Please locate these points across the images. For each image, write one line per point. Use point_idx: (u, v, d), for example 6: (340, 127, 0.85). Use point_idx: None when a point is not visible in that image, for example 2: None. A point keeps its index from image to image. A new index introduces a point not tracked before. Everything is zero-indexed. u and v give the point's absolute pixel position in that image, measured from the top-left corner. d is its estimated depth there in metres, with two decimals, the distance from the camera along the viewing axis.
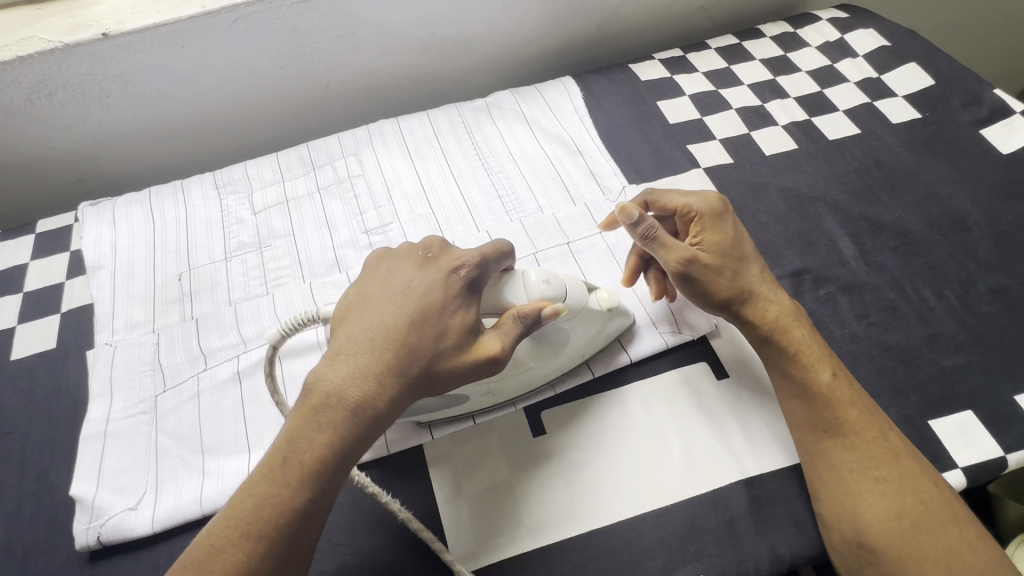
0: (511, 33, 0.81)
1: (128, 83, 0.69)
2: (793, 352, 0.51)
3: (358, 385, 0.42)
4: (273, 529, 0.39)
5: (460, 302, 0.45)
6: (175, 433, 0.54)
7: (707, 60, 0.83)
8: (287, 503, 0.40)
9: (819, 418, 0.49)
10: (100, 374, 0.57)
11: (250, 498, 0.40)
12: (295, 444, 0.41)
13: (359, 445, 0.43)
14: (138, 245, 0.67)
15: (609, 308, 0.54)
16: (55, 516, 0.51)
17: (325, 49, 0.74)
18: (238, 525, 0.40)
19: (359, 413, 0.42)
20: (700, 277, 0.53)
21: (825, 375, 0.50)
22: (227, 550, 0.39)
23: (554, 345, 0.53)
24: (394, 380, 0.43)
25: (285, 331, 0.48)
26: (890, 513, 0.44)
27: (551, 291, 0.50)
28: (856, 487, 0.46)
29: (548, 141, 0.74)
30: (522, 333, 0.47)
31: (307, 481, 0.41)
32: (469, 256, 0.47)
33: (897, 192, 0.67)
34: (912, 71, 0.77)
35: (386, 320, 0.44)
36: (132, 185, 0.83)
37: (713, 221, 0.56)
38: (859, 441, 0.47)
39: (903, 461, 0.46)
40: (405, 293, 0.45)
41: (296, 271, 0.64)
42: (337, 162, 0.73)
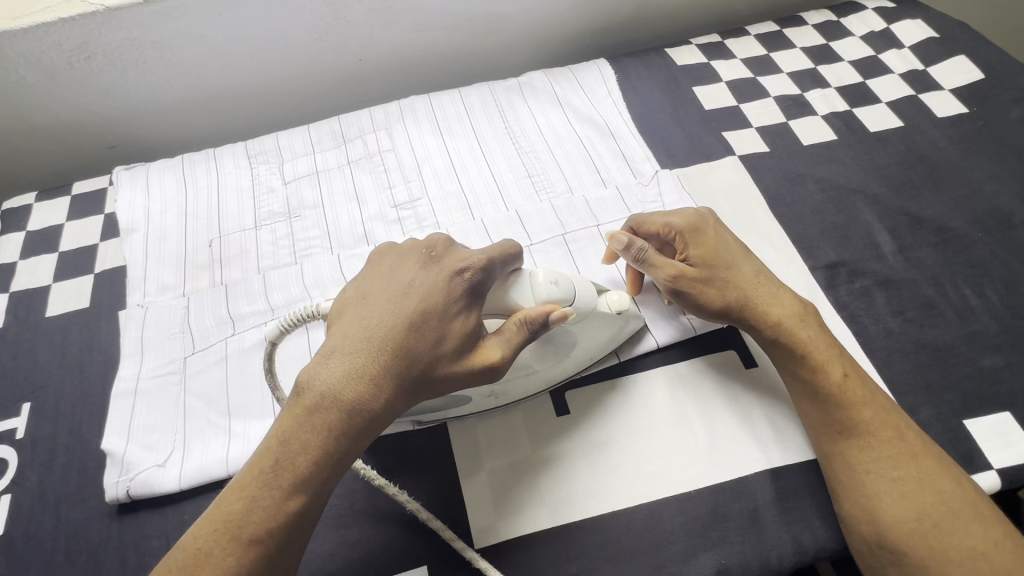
0: (547, 13, 0.80)
1: (165, 50, 0.69)
2: (800, 353, 0.50)
3: (355, 386, 0.41)
4: (262, 534, 0.38)
5: (460, 305, 0.44)
6: (203, 395, 0.54)
7: (746, 47, 0.81)
8: (276, 509, 0.38)
9: (833, 420, 0.48)
10: (132, 334, 0.58)
11: (240, 501, 0.39)
12: (288, 447, 0.40)
13: (353, 449, 0.41)
14: (171, 211, 0.68)
15: (620, 311, 0.52)
16: (86, 469, 0.52)
17: (360, 23, 0.74)
18: (228, 528, 0.38)
19: (354, 417, 0.41)
20: (693, 291, 0.53)
21: (836, 375, 0.49)
22: (216, 555, 0.37)
23: (560, 349, 0.51)
24: (392, 383, 0.42)
25: (284, 327, 0.46)
26: (910, 514, 0.43)
27: (560, 293, 0.48)
28: (875, 488, 0.45)
29: (581, 123, 0.73)
30: (527, 338, 0.46)
31: (300, 485, 0.39)
32: (474, 259, 0.46)
33: (940, 187, 0.65)
34: (961, 64, 0.75)
35: (384, 320, 0.43)
36: (164, 153, 0.84)
37: (694, 235, 0.55)
38: (874, 442, 0.46)
39: (921, 460, 0.45)
40: (406, 292, 0.44)
41: (325, 242, 0.65)
42: (368, 136, 0.73)
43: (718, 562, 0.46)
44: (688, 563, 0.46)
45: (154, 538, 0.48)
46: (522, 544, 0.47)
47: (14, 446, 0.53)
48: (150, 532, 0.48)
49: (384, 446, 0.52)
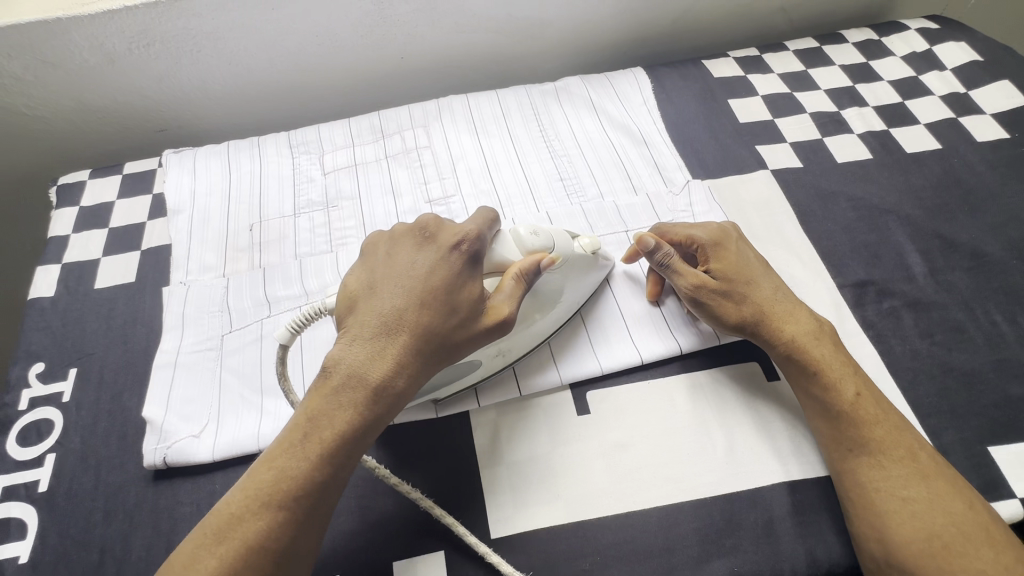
0: (587, 21, 0.81)
1: (218, 40, 0.72)
2: (812, 369, 0.50)
3: (377, 364, 0.43)
4: (296, 501, 0.40)
5: (467, 275, 0.47)
6: (238, 372, 0.57)
7: (784, 62, 0.81)
8: (307, 477, 0.41)
9: (845, 437, 0.48)
10: (174, 310, 0.61)
11: (272, 471, 0.41)
12: (315, 421, 0.42)
13: (378, 424, 0.44)
14: (215, 194, 0.71)
15: (592, 251, 0.56)
16: (126, 435, 0.55)
17: (404, 23, 0.76)
18: (259, 496, 0.40)
19: (377, 391, 0.43)
20: (711, 302, 0.54)
21: (848, 392, 0.49)
22: (248, 520, 0.39)
23: (552, 296, 0.54)
24: (412, 360, 0.44)
25: (295, 329, 0.48)
26: (918, 533, 0.43)
27: (541, 242, 0.51)
28: (885, 507, 0.45)
29: (614, 130, 0.74)
30: (525, 289, 0.49)
31: (327, 456, 0.41)
32: (466, 231, 0.48)
33: (976, 212, 0.65)
34: (1005, 88, 0.74)
35: (396, 301, 0.45)
36: (209, 139, 0.87)
37: (717, 249, 0.56)
38: (886, 461, 0.46)
39: (933, 481, 0.45)
40: (412, 273, 0.46)
41: (360, 233, 0.67)
42: (405, 132, 0.75)
43: (731, 568, 0.47)
44: (701, 567, 0.47)
45: (186, 505, 0.50)
46: (538, 535, 0.49)
47: (60, 408, 0.56)
48: (182, 499, 0.51)
49: (407, 433, 0.54)
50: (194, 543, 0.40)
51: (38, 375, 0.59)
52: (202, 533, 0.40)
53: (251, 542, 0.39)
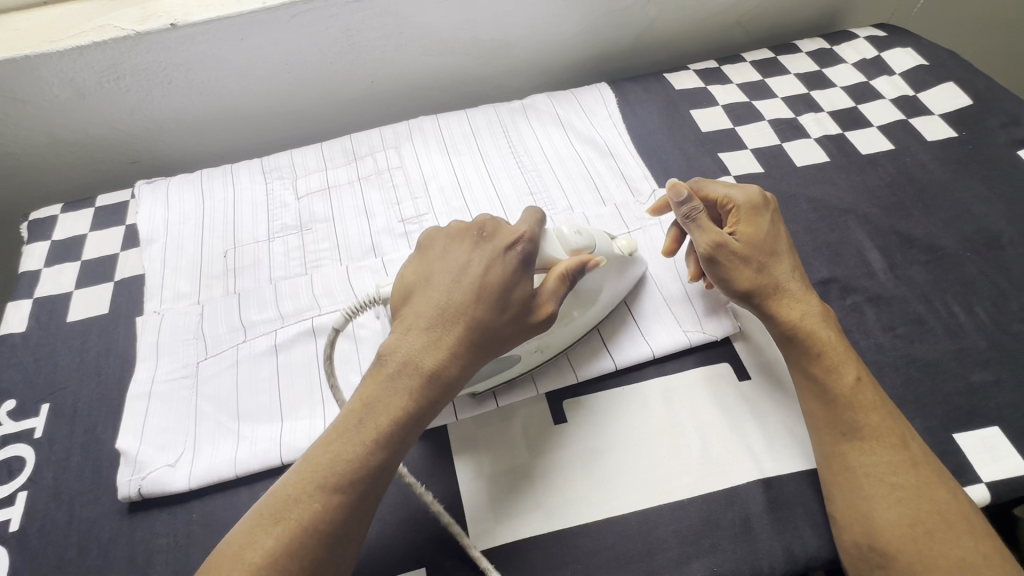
0: (551, 38, 0.83)
1: (189, 71, 0.74)
2: (816, 353, 0.52)
3: (431, 353, 0.45)
4: (355, 483, 0.41)
5: (521, 272, 0.47)
6: (214, 399, 0.57)
7: (742, 72, 0.85)
8: (365, 459, 0.41)
9: (841, 420, 0.49)
10: (149, 339, 0.61)
11: (333, 453, 0.41)
12: (373, 407, 0.43)
13: (431, 412, 0.45)
14: (188, 223, 0.71)
15: (628, 254, 0.59)
16: (99, 468, 0.54)
17: (373, 47, 0.77)
18: (318, 477, 0.40)
19: (435, 380, 0.44)
20: (727, 262, 0.55)
21: (849, 377, 0.50)
22: (306, 501, 0.40)
23: (592, 293, 0.56)
24: (465, 351, 0.45)
25: (347, 316, 0.53)
26: (903, 517, 0.44)
27: (583, 241, 0.53)
28: (871, 491, 0.46)
29: (582, 144, 0.76)
30: (568, 287, 0.49)
31: (385, 440, 0.42)
32: (524, 233, 0.48)
33: (930, 208, 0.67)
34: (950, 90, 0.78)
35: (452, 294, 0.47)
36: (182, 170, 0.88)
37: (749, 214, 0.57)
38: (877, 445, 0.47)
39: (921, 469, 0.46)
40: (467, 269, 0.47)
41: (334, 253, 0.67)
42: (378, 154, 0.76)
43: (710, 568, 0.47)
44: (681, 570, 0.47)
45: (162, 536, 0.50)
46: (520, 545, 0.49)
47: (32, 445, 0.56)
48: (159, 530, 0.50)
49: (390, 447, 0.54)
50: (251, 520, 0.40)
51: (8, 413, 0.58)
52: (259, 511, 0.40)
53: (310, 523, 0.39)
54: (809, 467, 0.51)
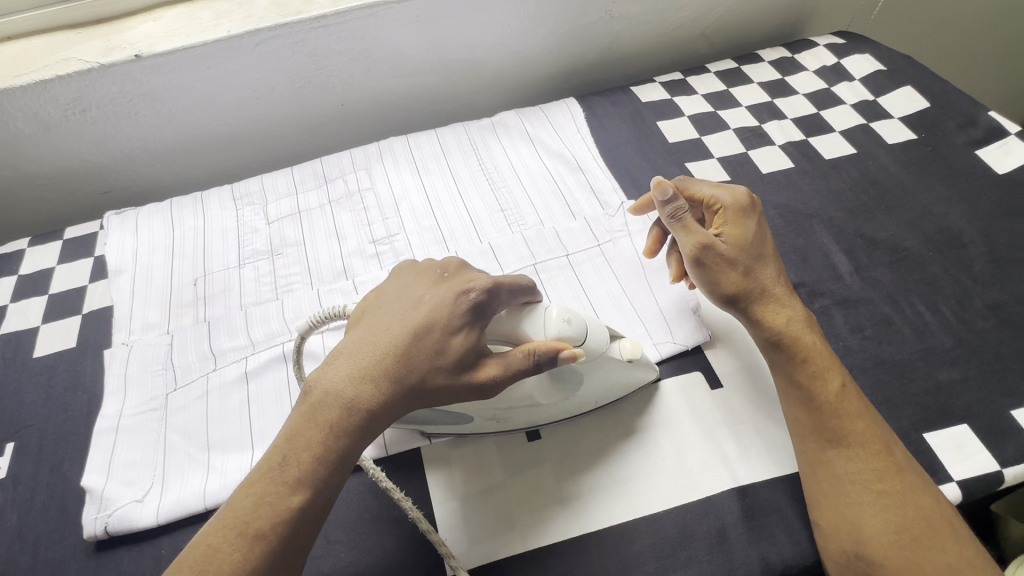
0: (518, 56, 0.85)
1: (156, 100, 0.74)
2: (801, 359, 0.52)
3: (354, 386, 0.43)
4: (269, 529, 0.39)
5: (465, 320, 0.45)
6: (183, 430, 0.56)
7: (707, 83, 0.86)
8: (283, 505, 0.40)
9: (827, 428, 0.48)
10: (116, 372, 0.60)
11: (255, 499, 0.40)
12: (293, 443, 0.42)
13: (353, 450, 0.43)
14: (158, 252, 0.70)
15: (630, 358, 0.52)
16: (65, 507, 0.53)
17: (341, 71, 0.78)
18: (238, 523, 0.40)
19: (356, 416, 0.42)
20: (714, 265, 0.55)
21: (834, 383, 0.50)
22: (226, 549, 0.39)
23: (570, 386, 0.51)
24: (389, 386, 0.43)
25: (313, 323, 0.49)
26: (889, 524, 0.44)
27: (572, 331, 0.48)
28: (856, 499, 0.45)
29: (551, 159, 0.77)
30: (528, 366, 0.46)
31: (301, 482, 0.41)
32: (481, 281, 0.47)
33: (892, 210, 0.68)
34: (908, 94, 0.80)
35: (390, 326, 0.45)
36: (153, 198, 0.87)
37: (736, 216, 0.57)
38: (863, 453, 0.47)
39: (906, 475, 0.46)
40: (415, 305, 0.46)
41: (305, 277, 0.67)
42: (349, 176, 0.76)
43: None
44: None
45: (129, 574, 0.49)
46: (495, 568, 0.48)
47: None
48: (125, 568, 0.49)
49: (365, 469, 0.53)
50: (177, 567, 0.39)
51: None
52: (180, 563, 0.39)
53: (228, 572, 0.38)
54: (783, 473, 0.51)
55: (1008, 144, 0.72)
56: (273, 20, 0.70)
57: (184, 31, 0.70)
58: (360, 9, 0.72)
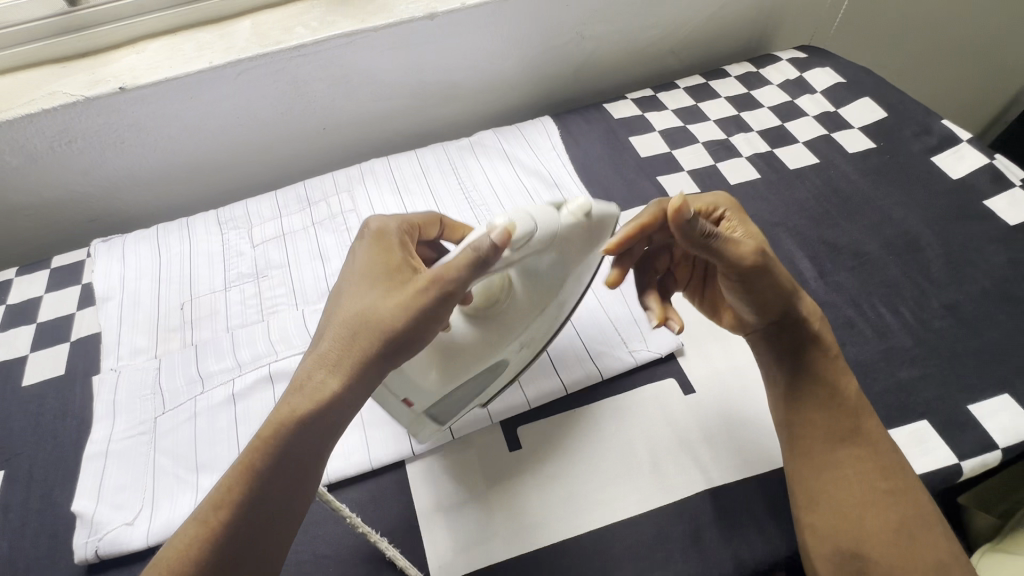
0: (494, 78, 0.88)
1: (141, 130, 0.76)
2: (823, 354, 0.53)
3: (308, 364, 0.42)
4: (224, 509, 0.38)
5: (400, 252, 0.47)
6: (172, 453, 0.57)
7: (677, 99, 0.89)
8: (237, 478, 0.39)
9: (846, 427, 0.49)
10: (105, 397, 0.61)
11: (233, 463, 0.40)
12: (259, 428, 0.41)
13: (305, 417, 0.40)
14: (145, 278, 0.72)
15: (582, 215, 0.47)
16: (56, 533, 0.54)
17: (321, 97, 0.81)
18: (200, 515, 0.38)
19: (306, 386, 0.41)
20: (773, 269, 0.50)
21: (853, 381, 0.52)
22: (184, 538, 0.37)
23: (555, 272, 0.49)
24: (339, 351, 0.42)
25: None
26: (891, 520, 0.45)
27: (512, 225, 0.43)
28: (864, 497, 0.47)
29: (528, 176, 0.80)
30: (467, 261, 0.41)
31: (254, 460, 0.39)
32: (390, 228, 0.50)
33: (854, 216, 0.72)
34: (867, 105, 0.83)
35: (335, 303, 0.46)
36: (140, 224, 0.89)
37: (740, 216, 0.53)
38: (876, 453, 0.48)
39: (908, 477, 0.48)
40: (346, 274, 0.47)
41: (290, 298, 0.69)
42: (331, 198, 0.78)
43: None
44: None
45: None
46: None
47: None
48: None
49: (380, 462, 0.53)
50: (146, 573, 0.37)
51: None
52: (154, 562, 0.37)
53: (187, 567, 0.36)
54: (754, 474, 0.53)
55: (961, 151, 0.76)
56: (254, 50, 0.73)
57: (168, 63, 0.73)
58: (338, 38, 0.74)
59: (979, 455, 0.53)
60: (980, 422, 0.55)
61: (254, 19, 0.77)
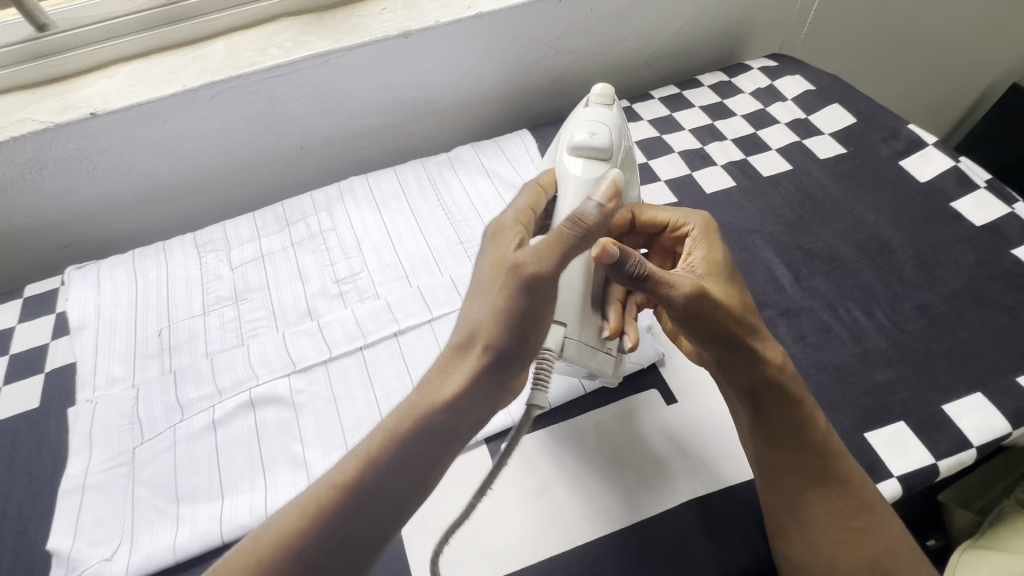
0: (471, 93, 0.88)
1: (114, 154, 0.75)
2: (788, 395, 0.49)
3: (430, 371, 0.44)
4: (313, 522, 0.38)
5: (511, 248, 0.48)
6: (151, 483, 0.56)
7: (652, 109, 0.91)
8: (335, 486, 0.39)
9: (811, 469, 0.48)
10: (81, 430, 0.60)
11: (354, 454, 0.41)
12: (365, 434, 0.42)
13: (416, 428, 0.41)
14: (121, 305, 0.71)
15: (609, 101, 0.64)
16: (31, 572, 0.52)
17: (298, 116, 0.80)
18: (280, 528, 0.38)
19: (422, 395, 0.43)
20: (714, 306, 0.48)
21: (821, 421, 0.50)
22: (267, 544, 0.38)
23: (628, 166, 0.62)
24: (455, 357, 0.44)
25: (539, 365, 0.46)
26: (856, 556, 0.47)
27: (598, 136, 0.57)
28: (832, 535, 0.48)
29: (507, 190, 0.80)
30: (558, 241, 0.42)
31: (354, 470, 0.40)
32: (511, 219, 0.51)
33: (827, 221, 0.73)
34: (836, 111, 0.85)
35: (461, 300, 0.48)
36: (115, 249, 0.88)
37: (704, 241, 0.55)
38: (844, 492, 0.48)
39: (876, 507, 0.48)
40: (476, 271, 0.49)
41: (271, 321, 0.68)
42: (310, 218, 0.78)
43: None
44: None
45: None
46: None
47: None
48: None
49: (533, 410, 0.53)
50: None
51: None
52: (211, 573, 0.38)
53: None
54: (737, 482, 0.54)
55: (927, 155, 0.78)
56: (227, 73, 0.72)
57: (140, 87, 0.72)
58: (313, 58, 0.74)
59: (954, 454, 0.54)
60: (955, 421, 0.56)
61: (227, 40, 0.77)
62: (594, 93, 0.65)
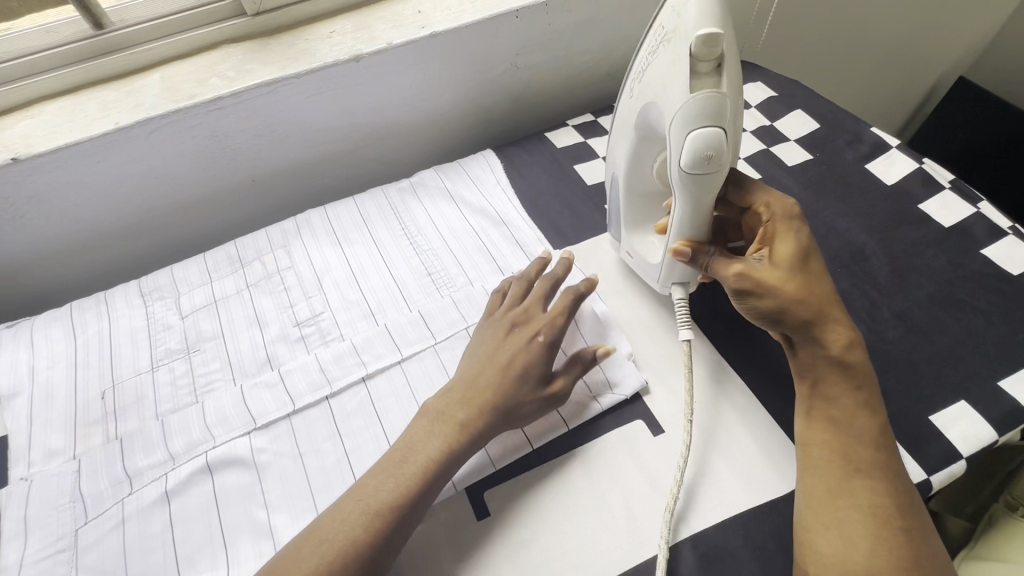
0: (431, 114, 0.85)
1: (42, 200, 0.68)
2: (849, 382, 0.49)
3: (439, 436, 0.51)
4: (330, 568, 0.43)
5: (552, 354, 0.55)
6: (97, 570, 0.51)
7: None
8: (353, 541, 0.45)
9: (861, 456, 0.47)
10: (13, 514, 0.54)
11: (372, 508, 0.46)
12: (374, 487, 0.48)
13: (425, 496, 0.48)
14: (58, 366, 0.65)
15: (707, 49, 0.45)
16: None
17: (247, 148, 0.76)
18: (317, 542, 0.45)
19: (436, 465, 0.49)
20: (759, 295, 0.51)
21: (880, 418, 0.49)
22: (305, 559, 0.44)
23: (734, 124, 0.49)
24: (466, 432, 0.51)
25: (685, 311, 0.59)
26: (896, 552, 0.43)
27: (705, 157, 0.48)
28: (874, 528, 0.44)
29: (474, 215, 0.77)
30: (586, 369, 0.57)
31: (371, 524, 0.46)
32: (545, 325, 0.57)
33: None
34: (799, 117, 0.85)
35: (472, 368, 0.55)
36: (54, 300, 0.81)
37: (783, 230, 0.53)
38: (893, 486, 0.46)
39: (921, 516, 0.46)
40: (493, 355, 0.55)
41: (226, 374, 0.63)
42: (266, 256, 0.73)
43: None
44: None
45: None
46: None
47: None
48: None
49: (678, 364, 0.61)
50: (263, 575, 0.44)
51: None
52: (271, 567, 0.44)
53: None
54: (733, 514, 0.51)
55: (891, 157, 0.78)
56: (165, 107, 0.67)
57: (67, 127, 0.66)
58: (257, 87, 0.70)
59: (945, 468, 0.53)
60: (943, 433, 0.55)
61: (164, 72, 0.72)
62: (693, 49, 0.45)
